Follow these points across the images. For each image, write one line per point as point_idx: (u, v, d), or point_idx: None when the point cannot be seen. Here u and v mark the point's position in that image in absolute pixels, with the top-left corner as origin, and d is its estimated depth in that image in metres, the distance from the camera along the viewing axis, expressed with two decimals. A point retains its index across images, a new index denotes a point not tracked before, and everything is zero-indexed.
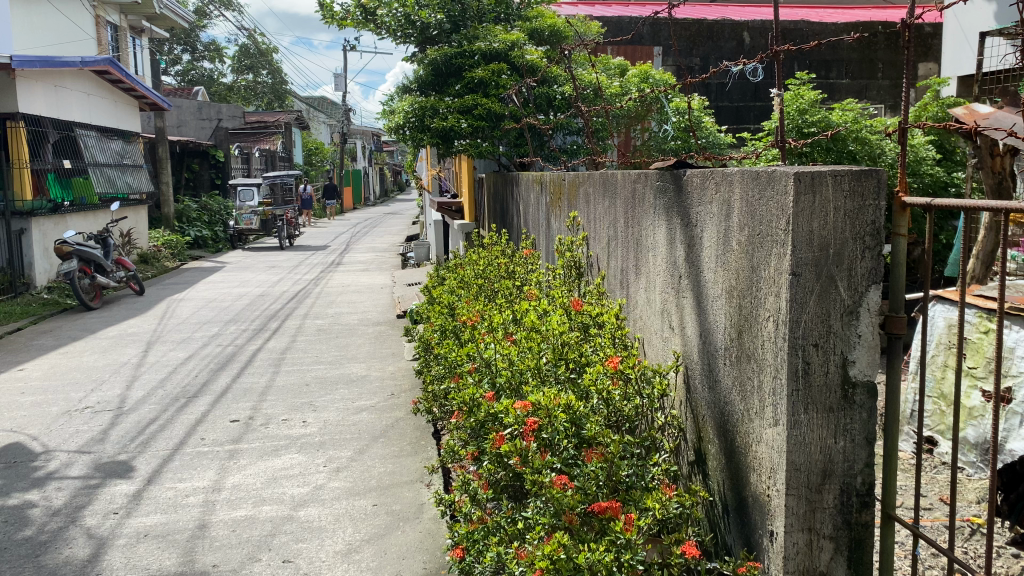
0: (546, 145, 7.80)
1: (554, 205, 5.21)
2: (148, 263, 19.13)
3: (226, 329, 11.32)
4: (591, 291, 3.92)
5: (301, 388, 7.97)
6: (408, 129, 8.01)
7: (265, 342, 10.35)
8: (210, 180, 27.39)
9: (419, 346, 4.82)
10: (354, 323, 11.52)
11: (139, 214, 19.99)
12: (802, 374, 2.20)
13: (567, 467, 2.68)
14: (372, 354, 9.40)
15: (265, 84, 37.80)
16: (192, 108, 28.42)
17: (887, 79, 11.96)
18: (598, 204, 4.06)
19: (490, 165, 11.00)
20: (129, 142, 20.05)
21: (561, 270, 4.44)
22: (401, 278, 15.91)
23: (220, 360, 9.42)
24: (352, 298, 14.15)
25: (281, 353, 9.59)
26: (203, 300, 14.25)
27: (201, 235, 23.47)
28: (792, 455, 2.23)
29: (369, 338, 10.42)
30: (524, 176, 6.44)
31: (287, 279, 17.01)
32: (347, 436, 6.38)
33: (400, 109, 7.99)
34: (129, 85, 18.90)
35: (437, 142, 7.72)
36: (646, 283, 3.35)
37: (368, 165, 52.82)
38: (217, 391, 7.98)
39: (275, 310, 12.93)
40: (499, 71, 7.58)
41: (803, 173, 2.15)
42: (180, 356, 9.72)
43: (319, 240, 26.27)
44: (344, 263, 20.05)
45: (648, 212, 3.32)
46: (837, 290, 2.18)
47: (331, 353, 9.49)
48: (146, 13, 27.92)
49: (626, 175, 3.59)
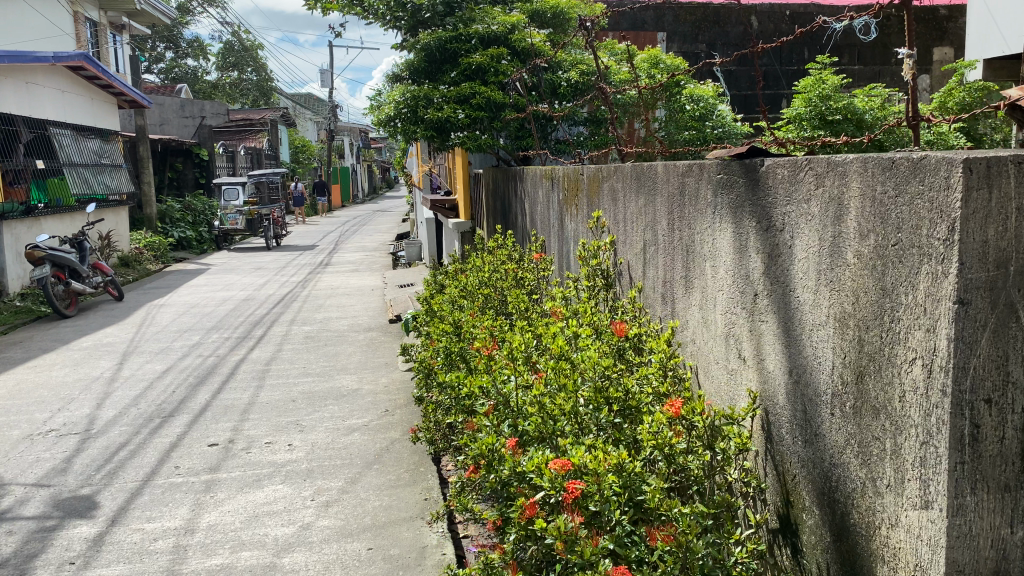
0: (550, 136, 7.19)
1: (569, 203, 4.57)
2: (129, 266, 18.40)
3: (207, 338, 10.64)
4: (624, 306, 3.29)
5: (287, 405, 7.30)
6: (399, 121, 7.30)
7: (249, 351, 9.67)
8: (194, 179, 26.62)
9: (419, 369, 4.18)
10: (344, 329, 10.86)
11: (119, 216, 19.23)
12: (970, 443, 1.57)
13: (622, 550, 2.05)
14: (364, 364, 8.75)
15: (250, 81, 37.01)
16: (174, 105, 27.63)
17: (901, 65, 11.24)
18: (630, 203, 3.44)
19: (485, 159, 10.36)
20: (108, 141, 19.30)
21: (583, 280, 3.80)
22: (393, 279, 15.26)
23: (200, 373, 8.75)
24: (342, 301, 13.47)
25: (266, 364, 8.93)
26: (184, 305, 13.54)
27: (185, 236, 22.72)
28: (955, 554, 1.60)
29: (361, 346, 9.76)
30: (529, 171, 5.82)
31: (273, 281, 16.32)
32: (337, 462, 5.73)
33: (390, 100, 7.30)
34: (106, 81, 18.16)
35: (431, 135, 7.02)
36: (702, 300, 2.73)
37: (356, 163, 52.07)
38: (195, 409, 7.31)
39: (261, 316, 12.26)
40: (498, 56, 6.98)
41: (976, 159, 1.51)
42: (157, 368, 9.04)
43: (307, 240, 25.55)
44: (333, 264, 19.36)
45: (704, 213, 2.69)
46: (1018, 324, 1.55)
47: (319, 363, 8.83)
48: (126, 8, 27.13)
49: (670, 168, 2.97)
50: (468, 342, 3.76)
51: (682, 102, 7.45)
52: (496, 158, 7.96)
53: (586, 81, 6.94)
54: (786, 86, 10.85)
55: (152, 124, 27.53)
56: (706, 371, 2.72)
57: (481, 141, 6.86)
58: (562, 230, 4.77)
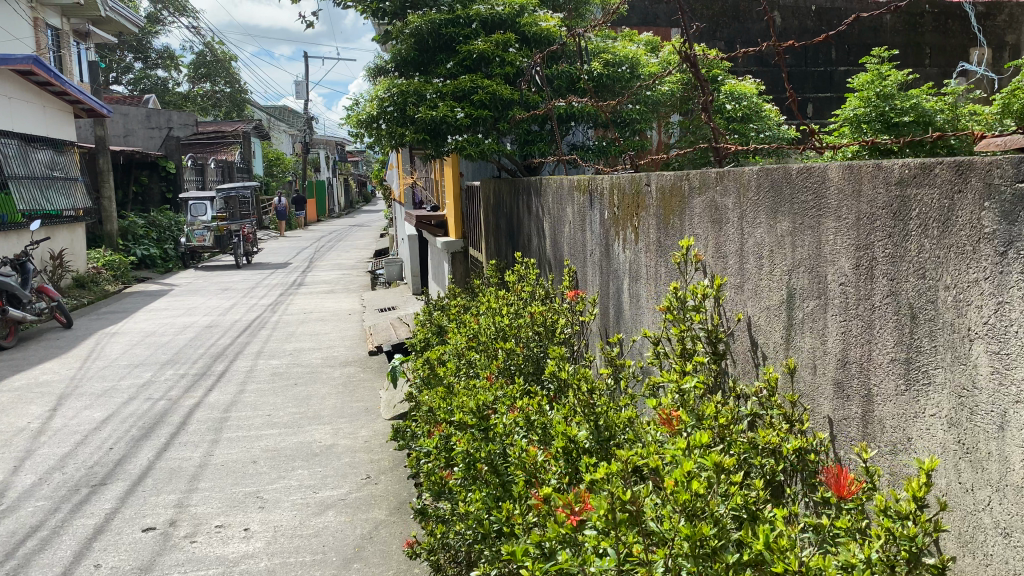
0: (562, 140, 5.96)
1: (623, 224, 3.34)
2: (84, 289, 16.96)
3: (160, 375, 9.26)
4: (766, 398, 2.06)
5: (246, 470, 5.97)
6: (384, 123, 6.01)
7: (206, 393, 8.33)
8: (160, 193, 25.12)
9: (423, 467, 2.92)
10: (317, 364, 9.55)
11: (74, 233, 17.79)
12: None
13: None
14: (340, 411, 7.41)
15: (223, 93, 35.50)
16: (140, 115, 26.08)
17: (935, 67, 10.12)
18: (759, 229, 2.21)
19: (480, 168, 9.12)
20: (62, 153, 17.87)
21: (669, 340, 2.57)
22: (373, 303, 13.95)
23: (146, 422, 7.38)
24: (315, 328, 12.12)
25: (225, 411, 7.59)
26: (139, 334, 12.14)
27: (149, 254, 21.26)
28: None
29: (336, 385, 8.42)
30: (549, 184, 4.59)
31: (241, 305, 14.95)
32: (306, 560, 4.42)
33: (373, 96, 6.03)
34: (60, 88, 16.78)
35: (423, 139, 5.74)
36: (964, 413, 1.49)
37: (332, 176, 50.56)
38: (134, 475, 5.97)
39: (224, 347, 10.91)
40: (505, 43, 5.75)
41: None
42: (96, 416, 7.65)
43: (280, 257, 24.14)
44: (307, 284, 18.00)
45: (970, 252, 1.46)
46: None
47: (287, 410, 7.50)
48: (90, 15, 25.73)
49: (868, 173, 1.75)
50: (501, 440, 2.51)
51: (721, 101, 6.24)
52: (499, 168, 6.76)
53: (617, 70, 5.74)
54: (812, 88, 9.73)
55: (115, 135, 25.98)
56: (970, 542, 1.50)
57: (487, 143, 5.60)
58: (607, 261, 3.54)
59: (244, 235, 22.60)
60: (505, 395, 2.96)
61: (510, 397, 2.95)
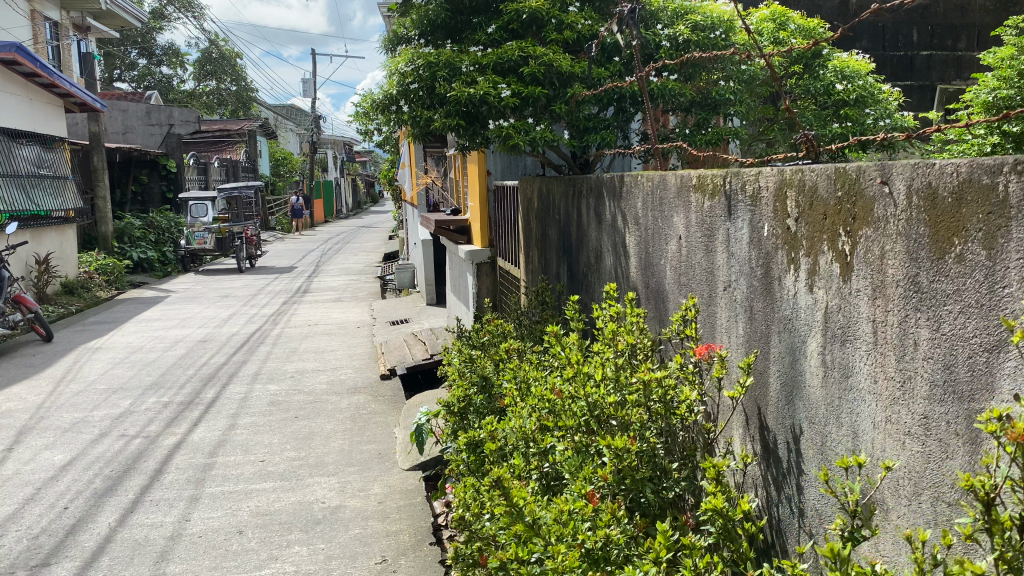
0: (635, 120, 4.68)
1: (809, 248, 2.07)
2: (72, 296, 15.74)
3: (140, 404, 8.02)
4: None
5: (229, 545, 4.68)
6: (406, 105, 4.69)
7: (191, 430, 7.06)
8: (160, 193, 23.89)
9: None
10: (322, 390, 8.29)
11: (64, 235, 16.61)
12: None
13: None
14: (348, 457, 6.15)
15: (229, 91, 34.18)
16: (139, 112, 24.78)
17: None
18: None
19: (510, 165, 7.87)
20: (51, 149, 16.70)
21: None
22: (384, 314, 12.70)
23: (115, 468, 6.11)
24: (320, 344, 10.85)
25: (210, 456, 6.32)
26: (124, 350, 10.89)
27: (146, 257, 20.06)
28: None
29: (343, 420, 7.15)
30: (636, 183, 3.34)
31: (239, 315, 13.71)
32: None
33: (391, 71, 4.73)
34: (47, 79, 15.60)
35: (458, 124, 4.42)
36: None
37: (340, 176, 49.37)
38: (87, 552, 4.70)
39: (217, 367, 9.66)
40: (562, 3, 4.77)
41: None
42: (56, 460, 6.39)
43: (285, 261, 22.91)
44: (312, 291, 16.76)
45: None
46: None
47: (284, 456, 6.22)
48: (91, 8, 24.59)
49: None
50: None
51: (829, 80, 5.02)
52: (545, 165, 5.50)
53: (716, 39, 4.61)
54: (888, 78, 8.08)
55: (113, 132, 24.73)
56: None
57: (540, 131, 4.32)
58: (765, 303, 2.31)
59: (246, 238, 21.37)
60: (653, 564, 1.77)
61: (662, 568, 1.74)
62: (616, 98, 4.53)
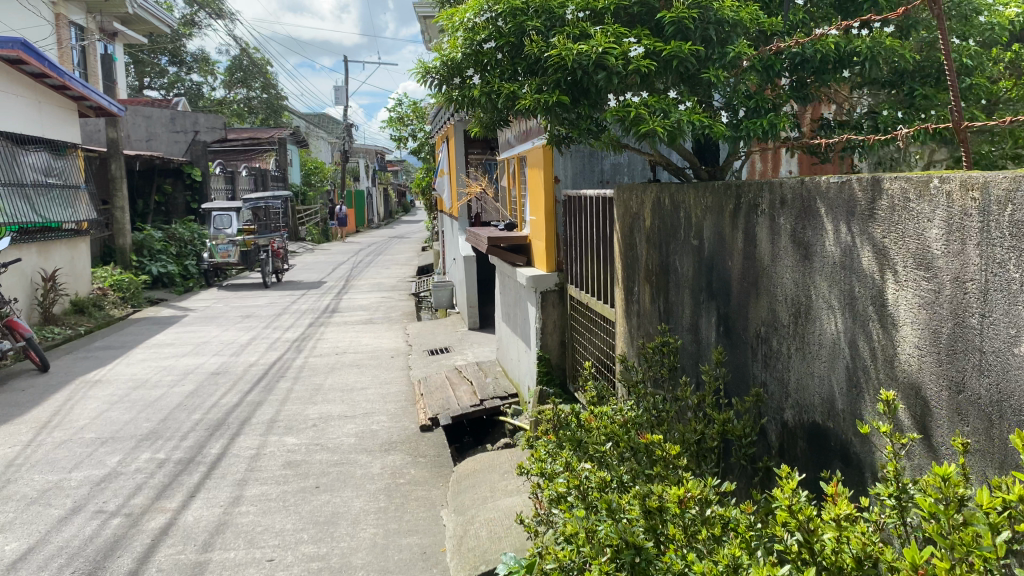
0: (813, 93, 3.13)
1: None
2: (82, 317, 14.43)
3: (131, 463, 6.58)
4: None
5: None
6: (484, 74, 3.29)
7: (186, 505, 5.58)
8: (184, 204, 22.66)
9: None
10: (349, 447, 6.80)
11: (76, 249, 15.39)
12: None
13: None
14: (383, 559, 4.64)
15: (258, 99, 32.94)
16: (164, 118, 23.42)
17: None
18: None
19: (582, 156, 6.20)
20: (63, 156, 15.49)
21: None
22: (421, 341, 11.23)
23: (79, 569, 4.64)
24: (349, 379, 9.38)
25: (205, 551, 4.83)
26: (126, 385, 9.49)
27: (166, 271, 18.79)
28: None
29: (376, 494, 5.66)
30: (923, 196, 1.80)
31: (259, 340, 12.30)
32: None
33: (456, 25, 3.36)
34: (58, 81, 14.37)
35: (563, 103, 2.92)
36: None
37: (372, 187, 48.16)
38: None
39: (227, 409, 8.21)
40: None
41: None
42: (8, 551, 4.94)
43: (313, 275, 21.58)
44: (341, 310, 15.32)
45: None
46: None
47: (299, 554, 4.72)
48: (117, 13, 23.50)
49: None
50: None
51: None
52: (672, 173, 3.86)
53: None
54: None
55: (136, 139, 23.34)
56: None
57: (684, 112, 2.82)
58: None
59: (273, 251, 20.05)
60: None
61: None
62: (796, 61, 3.00)
